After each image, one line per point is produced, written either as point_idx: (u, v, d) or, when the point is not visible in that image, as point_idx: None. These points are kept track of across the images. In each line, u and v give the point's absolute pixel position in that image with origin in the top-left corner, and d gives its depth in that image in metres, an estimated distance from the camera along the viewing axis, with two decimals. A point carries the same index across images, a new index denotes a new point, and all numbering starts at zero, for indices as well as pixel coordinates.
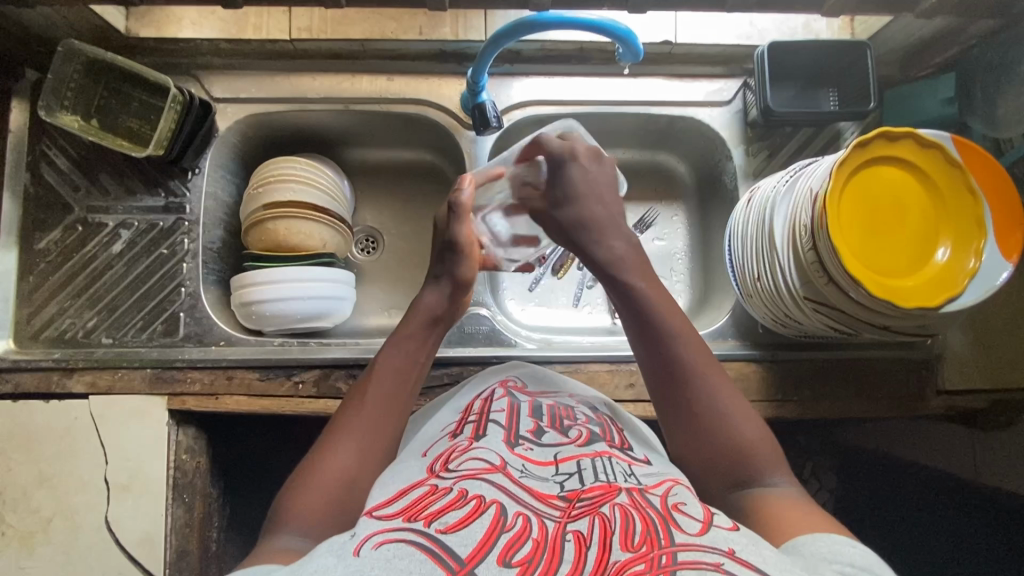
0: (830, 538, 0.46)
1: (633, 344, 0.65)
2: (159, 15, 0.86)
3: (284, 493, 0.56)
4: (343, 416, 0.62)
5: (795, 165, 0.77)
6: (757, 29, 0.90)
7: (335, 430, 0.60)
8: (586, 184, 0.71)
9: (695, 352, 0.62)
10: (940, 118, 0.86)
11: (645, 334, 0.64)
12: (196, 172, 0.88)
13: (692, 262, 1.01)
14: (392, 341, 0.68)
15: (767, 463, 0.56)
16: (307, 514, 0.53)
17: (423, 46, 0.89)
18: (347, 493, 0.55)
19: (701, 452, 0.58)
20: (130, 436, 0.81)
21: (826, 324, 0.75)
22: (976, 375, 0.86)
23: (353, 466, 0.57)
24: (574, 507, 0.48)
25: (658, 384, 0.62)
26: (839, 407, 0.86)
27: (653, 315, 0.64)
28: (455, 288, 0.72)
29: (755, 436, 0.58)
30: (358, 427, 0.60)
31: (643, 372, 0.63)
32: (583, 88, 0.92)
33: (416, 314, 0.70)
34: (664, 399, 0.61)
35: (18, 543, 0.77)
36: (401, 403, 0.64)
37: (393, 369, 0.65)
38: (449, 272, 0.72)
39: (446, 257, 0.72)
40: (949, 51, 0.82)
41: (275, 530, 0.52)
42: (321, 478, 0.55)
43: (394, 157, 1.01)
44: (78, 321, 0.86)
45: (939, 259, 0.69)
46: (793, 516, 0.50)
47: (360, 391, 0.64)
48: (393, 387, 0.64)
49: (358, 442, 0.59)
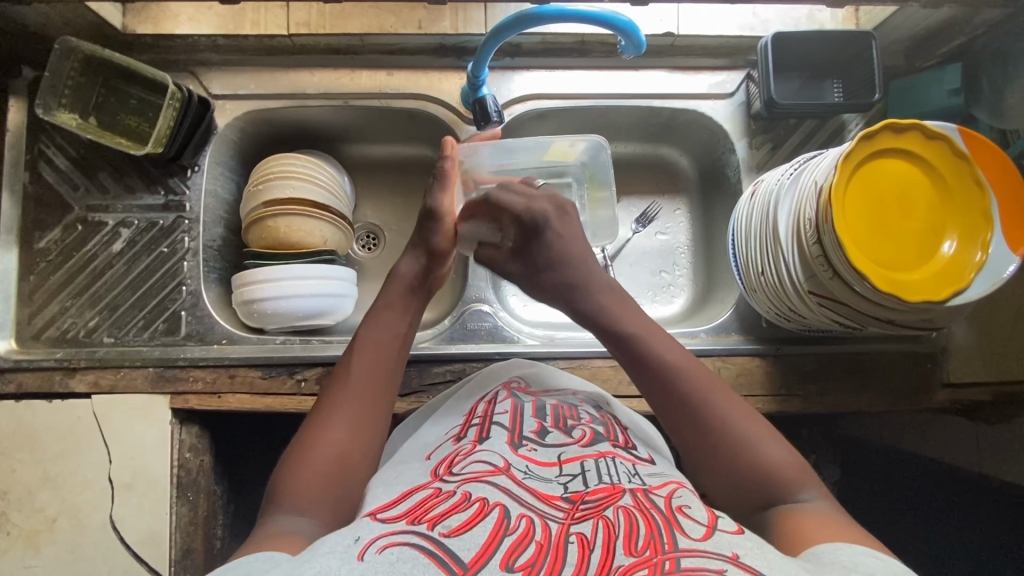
0: (853, 549, 0.46)
1: (638, 372, 0.64)
2: (156, 11, 0.85)
3: (278, 473, 0.56)
4: (329, 393, 0.62)
5: (800, 157, 0.77)
6: (761, 20, 0.89)
7: (324, 408, 0.60)
8: (566, 244, 0.70)
9: (683, 363, 0.62)
10: (947, 109, 0.85)
11: (642, 367, 0.64)
12: (196, 169, 0.88)
13: (695, 255, 1.01)
14: (370, 315, 0.68)
15: (792, 478, 0.55)
16: (301, 491, 0.53)
17: (423, 40, 0.88)
18: (342, 466, 0.56)
19: (716, 468, 0.58)
20: (134, 435, 0.80)
21: (830, 317, 0.75)
22: (980, 366, 0.86)
23: (345, 439, 0.57)
24: (578, 510, 0.47)
25: (664, 410, 0.62)
26: (845, 400, 0.86)
27: (647, 349, 0.64)
28: (432, 258, 0.72)
29: (775, 449, 0.57)
30: (347, 401, 0.60)
31: (651, 398, 0.63)
32: (584, 81, 0.91)
33: (394, 285, 0.70)
34: (682, 420, 0.60)
35: (23, 543, 0.77)
36: (386, 375, 0.64)
37: (376, 340, 0.65)
38: (426, 241, 0.72)
39: (425, 225, 0.72)
40: (955, 40, 0.81)
41: (271, 510, 0.53)
42: (312, 456, 0.56)
43: (394, 152, 1.01)
44: (79, 320, 0.86)
45: (947, 252, 0.69)
46: (806, 532, 0.50)
47: (343, 366, 0.64)
48: (377, 358, 0.64)
49: (347, 416, 0.59)
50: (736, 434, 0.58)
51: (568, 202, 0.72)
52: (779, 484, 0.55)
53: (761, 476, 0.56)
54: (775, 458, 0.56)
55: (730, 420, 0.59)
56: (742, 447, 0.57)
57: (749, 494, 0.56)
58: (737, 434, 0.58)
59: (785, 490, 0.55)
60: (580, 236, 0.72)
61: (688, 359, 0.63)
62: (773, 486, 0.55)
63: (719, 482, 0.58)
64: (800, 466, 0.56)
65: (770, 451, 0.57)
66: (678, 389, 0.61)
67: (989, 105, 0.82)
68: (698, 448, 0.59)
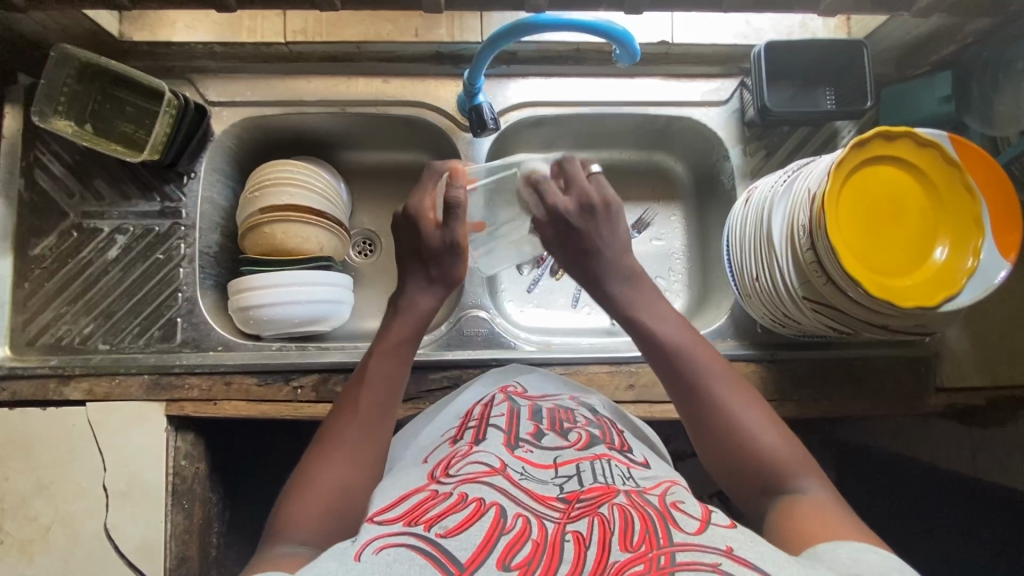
0: (852, 547, 0.45)
1: (667, 375, 0.63)
2: (152, 19, 0.87)
3: (280, 504, 0.55)
4: (335, 425, 0.61)
5: (794, 164, 0.77)
6: (754, 28, 0.91)
7: (329, 442, 0.59)
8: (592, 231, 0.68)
9: (711, 366, 0.62)
10: (936, 116, 0.86)
11: (662, 361, 0.63)
12: (192, 176, 0.88)
13: (692, 261, 1.01)
14: (378, 347, 0.66)
15: (803, 469, 0.55)
16: (302, 521, 0.53)
17: (419, 48, 0.89)
18: (344, 500, 0.55)
19: (731, 467, 0.58)
20: (129, 442, 0.80)
21: (824, 323, 0.75)
22: (972, 371, 0.87)
23: (350, 474, 0.57)
24: (574, 508, 0.48)
25: (686, 407, 0.62)
26: (840, 405, 0.86)
27: (666, 340, 0.64)
28: (449, 290, 0.70)
29: (794, 446, 0.57)
30: (351, 436, 0.60)
31: (678, 398, 0.62)
32: (580, 89, 0.92)
33: (406, 319, 0.67)
34: (707, 423, 0.60)
35: (17, 551, 0.77)
36: (389, 412, 0.63)
37: (381, 377, 0.64)
38: (444, 275, 0.69)
39: (441, 258, 0.68)
40: (945, 49, 0.82)
41: (271, 540, 0.52)
42: (316, 489, 0.55)
43: (391, 159, 1.01)
44: (74, 327, 0.85)
45: (938, 258, 0.69)
46: (814, 527, 0.49)
47: (349, 398, 0.63)
48: (383, 394, 0.64)
49: (351, 451, 0.59)
50: (754, 433, 0.58)
51: (603, 195, 0.68)
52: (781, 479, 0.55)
53: (779, 475, 0.55)
54: (789, 457, 0.56)
55: (738, 412, 0.59)
56: (747, 443, 0.57)
57: (756, 485, 0.56)
58: (736, 421, 0.58)
59: (794, 485, 0.55)
60: (618, 231, 0.69)
61: (693, 343, 0.64)
62: (776, 484, 0.55)
63: (735, 480, 0.58)
64: (807, 459, 0.56)
65: (786, 451, 0.57)
66: (688, 380, 0.62)
67: (980, 112, 0.82)
68: (714, 443, 0.59)
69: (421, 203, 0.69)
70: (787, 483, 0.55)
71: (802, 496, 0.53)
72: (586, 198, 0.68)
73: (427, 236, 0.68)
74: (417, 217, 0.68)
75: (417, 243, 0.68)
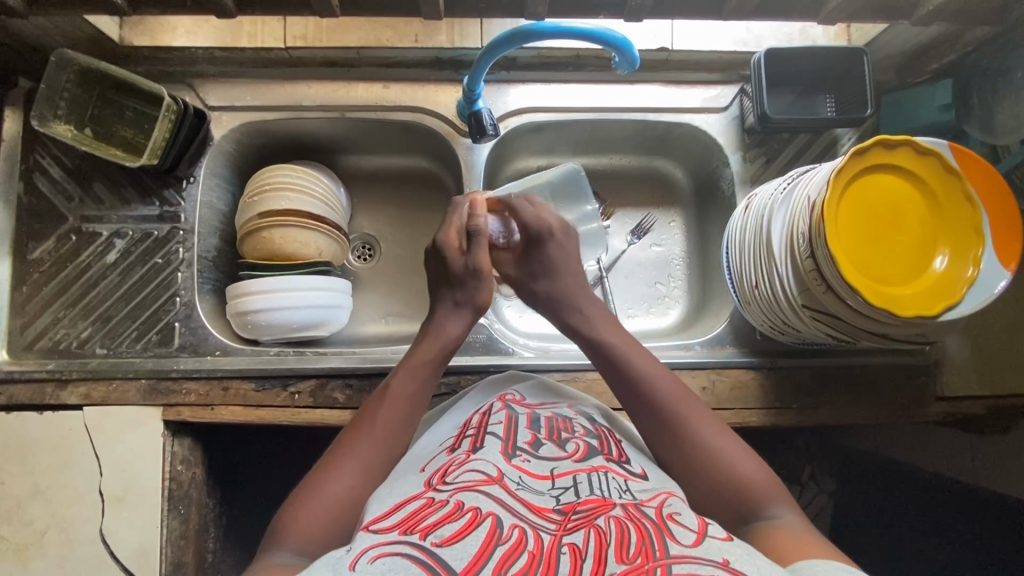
0: (828, 563, 0.45)
1: (632, 402, 0.64)
2: (153, 24, 0.87)
3: (285, 508, 0.55)
4: (352, 435, 0.61)
5: (794, 171, 0.77)
6: (754, 35, 0.91)
7: (343, 451, 0.59)
8: (562, 259, 0.72)
9: (675, 393, 0.63)
10: (936, 125, 0.86)
11: (628, 388, 0.64)
12: (191, 181, 0.88)
13: (691, 267, 1.01)
14: (405, 365, 0.66)
15: (775, 496, 0.55)
16: (304, 529, 0.53)
17: (419, 53, 0.89)
18: (349, 514, 0.55)
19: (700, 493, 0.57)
20: (126, 447, 0.80)
21: (824, 332, 0.75)
22: (975, 380, 0.86)
23: (359, 488, 0.56)
24: (570, 520, 0.47)
25: (653, 433, 0.62)
26: (839, 413, 0.86)
27: (633, 366, 0.65)
28: (476, 314, 0.71)
29: (764, 471, 0.57)
30: (365, 448, 0.59)
31: (645, 425, 0.63)
32: (580, 95, 0.92)
33: (434, 342, 0.68)
34: (675, 449, 0.60)
35: (11, 556, 0.76)
36: (404, 429, 0.63)
37: (403, 395, 0.64)
38: (471, 299, 0.70)
39: (465, 283, 0.70)
40: (945, 57, 0.82)
41: (273, 545, 0.52)
42: (324, 497, 0.55)
43: (391, 164, 1.01)
44: (72, 331, 0.85)
45: (938, 267, 0.69)
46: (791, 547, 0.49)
47: (369, 410, 0.63)
48: (401, 412, 0.63)
49: (363, 464, 0.58)
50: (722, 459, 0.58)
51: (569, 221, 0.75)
52: (754, 502, 0.55)
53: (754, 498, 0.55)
54: (759, 482, 0.56)
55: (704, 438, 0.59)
56: (717, 468, 0.57)
57: (730, 509, 0.55)
58: (704, 448, 0.59)
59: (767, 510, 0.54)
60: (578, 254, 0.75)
61: (666, 376, 0.64)
62: (751, 507, 0.55)
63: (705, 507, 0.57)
64: (776, 484, 0.56)
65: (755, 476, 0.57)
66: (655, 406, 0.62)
67: (979, 120, 0.82)
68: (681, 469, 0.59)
69: (447, 234, 0.71)
70: (764, 511, 0.54)
71: (775, 521, 0.53)
72: (553, 221, 0.73)
73: (453, 265, 0.70)
74: (444, 246, 0.70)
75: (443, 270, 0.70)
